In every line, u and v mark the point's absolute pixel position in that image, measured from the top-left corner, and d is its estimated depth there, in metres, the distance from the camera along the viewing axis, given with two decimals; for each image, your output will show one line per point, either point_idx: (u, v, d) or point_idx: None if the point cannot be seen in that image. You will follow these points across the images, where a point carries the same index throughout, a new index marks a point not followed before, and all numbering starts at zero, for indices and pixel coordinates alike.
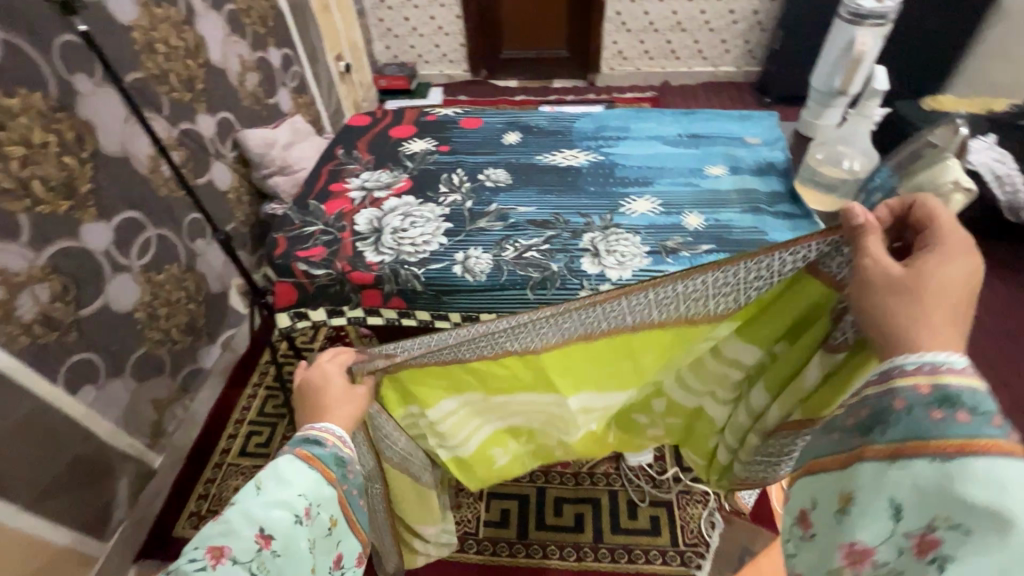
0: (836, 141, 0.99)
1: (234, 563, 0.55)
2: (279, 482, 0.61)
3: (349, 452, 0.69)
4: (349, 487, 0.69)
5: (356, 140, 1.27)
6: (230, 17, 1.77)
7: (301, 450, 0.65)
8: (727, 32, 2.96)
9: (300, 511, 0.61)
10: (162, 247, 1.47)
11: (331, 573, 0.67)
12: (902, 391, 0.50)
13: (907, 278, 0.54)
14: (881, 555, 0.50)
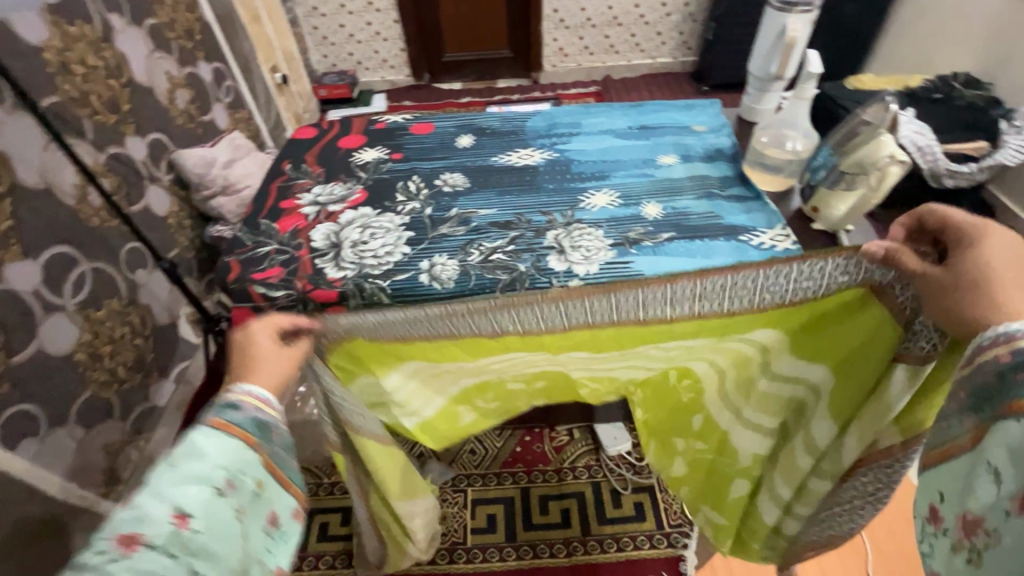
0: (779, 124, 1.00)
1: (149, 550, 0.47)
2: (192, 456, 0.54)
3: (273, 411, 0.62)
4: (278, 447, 0.62)
5: (304, 153, 1.22)
6: (152, 32, 1.67)
7: (213, 419, 0.57)
8: (662, 25, 3.05)
9: (220, 483, 0.54)
10: (99, 282, 1.37)
11: (269, 536, 0.60)
12: (984, 363, 0.50)
13: (955, 280, 0.55)
14: (990, 522, 0.47)
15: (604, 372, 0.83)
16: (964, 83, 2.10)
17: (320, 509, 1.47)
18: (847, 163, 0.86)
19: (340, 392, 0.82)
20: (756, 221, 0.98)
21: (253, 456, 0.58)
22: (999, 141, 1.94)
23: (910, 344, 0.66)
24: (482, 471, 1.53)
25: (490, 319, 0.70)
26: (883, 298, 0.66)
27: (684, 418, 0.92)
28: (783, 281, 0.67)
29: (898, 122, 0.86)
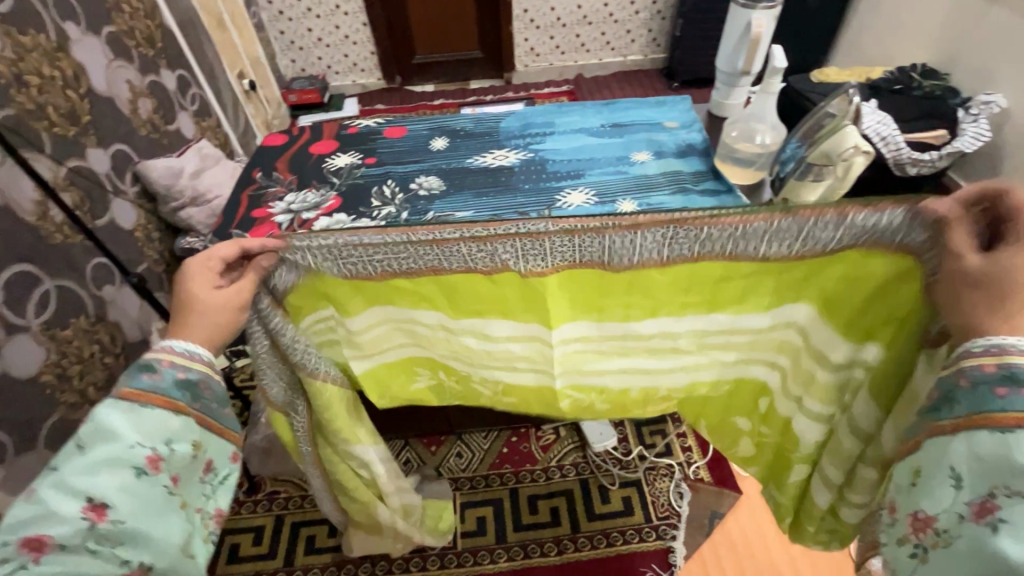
0: (747, 119, 1.02)
1: (65, 549, 0.53)
2: (101, 441, 0.57)
3: (198, 370, 0.64)
4: (207, 403, 0.66)
5: (275, 160, 1.20)
6: (110, 40, 1.62)
7: (124, 389, 0.60)
8: (631, 23, 3.08)
9: (137, 463, 0.58)
10: (64, 301, 1.32)
11: (202, 484, 0.67)
12: (968, 370, 0.53)
13: (985, 274, 0.54)
14: (941, 523, 0.54)
15: (590, 375, 0.86)
16: (922, 74, 2.17)
17: (306, 522, 1.45)
18: (814, 155, 0.88)
19: (290, 334, 0.81)
20: None
21: (173, 422, 0.62)
22: (958, 130, 2.02)
23: (928, 327, 0.65)
24: (470, 474, 1.53)
25: (488, 250, 0.69)
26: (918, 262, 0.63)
27: (729, 404, 0.93)
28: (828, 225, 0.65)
29: (861, 114, 0.89)
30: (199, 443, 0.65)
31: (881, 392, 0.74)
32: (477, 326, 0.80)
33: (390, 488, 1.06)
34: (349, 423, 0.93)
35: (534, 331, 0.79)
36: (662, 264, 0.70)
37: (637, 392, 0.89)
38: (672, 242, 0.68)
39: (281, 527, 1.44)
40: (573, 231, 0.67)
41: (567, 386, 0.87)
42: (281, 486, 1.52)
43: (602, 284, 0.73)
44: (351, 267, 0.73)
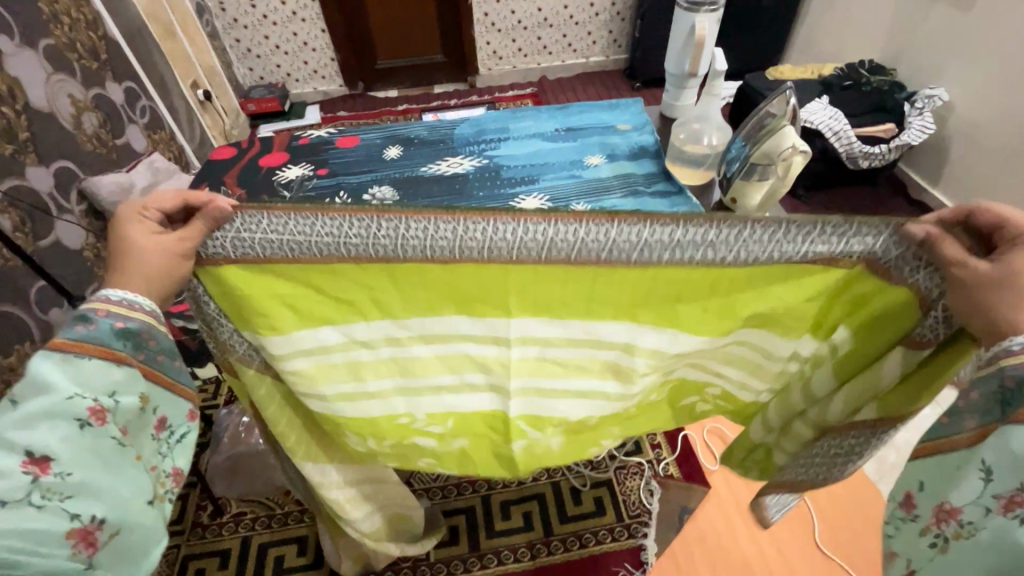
0: (693, 120, 1.04)
1: (7, 506, 0.50)
2: (38, 393, 0.55)
3: (138, 318, 0.63)
4: (153, 354, 0.65)
5: (223, 175, 1.16)
6: (49, 53, 1.56)
7: (57, 339, 0.58)
8: (591, 25, 3.11)
9: (83, 414, 0.56)
10: (6, 326, 1.26)
11: (153, 441, 0.66)
12: (1009, 368, 0.52)
13: (1000, 275, 0.55)
14: (967, 514, 0.53)
15: (549, 383, 0.81)
16: (870, 70, 2.24)
17: (274, 542, 1.41)
18: (756, 155, 0.89)
19: (214, 307, 0.77)
20: (680, 216, 1.01)
21: (117, 373, 0.60)
22: (905, 123, 2.10)
23: (916, 329, 0.67)
24: (441, 484, 1.51)
25: (462, 236, 0.66)
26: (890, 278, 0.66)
27: (670, 398, 0.92)
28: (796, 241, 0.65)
29: (798, 114, 0.91)
30: (147, 397, 0.64)
31: (845, 368, 0.76)
32: (413, 335, 0.78)
33: (355, 513, 1.07)
34: (302, 439, 0.94)
35: (489, 330, 0.76)
36: (634, 266, 0.68)
37: (592, 420, 0.87)
38: (643, 246, 0.66)
39: (248, 549, 1.40)
40: (540, 223, 0.66)
41: (521, 417, 0.84)
42: (248, 507, 1.47)
43: (576, 289, 0.71)
44: (270, 253, 0.68)
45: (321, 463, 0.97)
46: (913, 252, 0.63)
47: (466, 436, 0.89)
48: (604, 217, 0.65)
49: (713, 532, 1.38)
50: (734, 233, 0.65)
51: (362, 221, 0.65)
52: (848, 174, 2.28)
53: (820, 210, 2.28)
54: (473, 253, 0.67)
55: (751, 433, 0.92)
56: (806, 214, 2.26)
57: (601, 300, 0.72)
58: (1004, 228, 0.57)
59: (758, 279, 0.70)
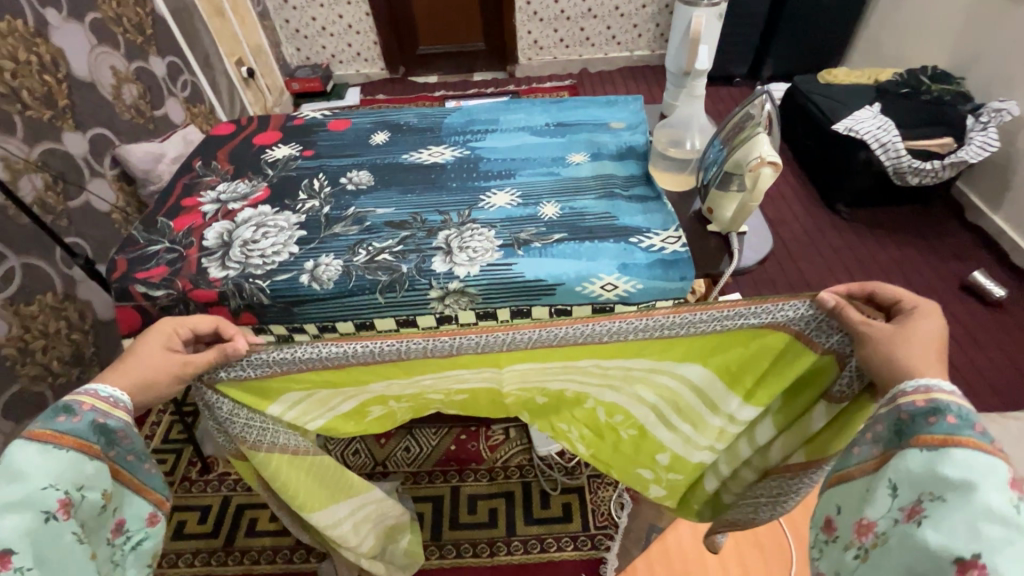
0: (675, 124, 1.02)
1: None
2: (12, 480, 0.56)
3: (117, 416, 0.66)
4: (123, 452, 0.67)
5: (217, 150, 1.21)
6: (95, 26, 1.63)
7: (38, 430, 0.60)
8: (638, 17, 2.99)
9: (54, 506, 0.57)
10: (31, 277, 1.33)
11: (109, 544, 0.67)
12: (902, 404, 0.59)
13: (896, 334, 0.63)
14: (880, 526, 0.57)
15: (537, 383, 0.86)
16: (932, 77, 2.05)
17: (252, 504, 1.48)
18: (728, 164, 0.84)
19: (226, 408, 0.84)
20: (652, 222, 0.96)
21: (88, 467, 0.62)
22: (966, 139, 1.89)
23: (832, 387, 0.75)
24: (414, 470, 1.52)
25: (451, 342, 0.76)
26: (812, 346, 0.73)
27: (635, 452, 0.96)
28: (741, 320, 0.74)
29: (775, 120, 0.85)
30: (111, 493, 0.66)
31: (783, 418, 0.82)
32: (394, 381, 0.84)
33: (356, 541, 1.07)
34: (309, 491, 0.94)
35: (483, 370, 0.82)
36: (608, 338, 0.77)
37: (571, 392, 0.90)
38: (614, 332, 0.76)
39: (226, 507, 1.47)
40: (526, 331, 0.76)
41: (515, 387, 0.88)
42: (232, 469, 1.54)
43: (568, 352, 0.80)
44: (286, 368, 0.79)
45: (328, 505, 0.98)
46: (828, 323, 0.71)
47: (469, 392, 0.90)
48: (580, 321, 0.75)
49: (683, 549, 1.34)
50: (674, 313, 0.75)
51: (371, 345, 0.76)
52: (896, 193, 2.09)
53: (861, 227, 2.09)
54: (472, 347, 0.76)
55: (706, 483, 0.95)
56: (844, 230, 2.08)
57: (573, 355, 0.80)
58: (900, 304, 0.67)
59: (709, 344, 0.78)
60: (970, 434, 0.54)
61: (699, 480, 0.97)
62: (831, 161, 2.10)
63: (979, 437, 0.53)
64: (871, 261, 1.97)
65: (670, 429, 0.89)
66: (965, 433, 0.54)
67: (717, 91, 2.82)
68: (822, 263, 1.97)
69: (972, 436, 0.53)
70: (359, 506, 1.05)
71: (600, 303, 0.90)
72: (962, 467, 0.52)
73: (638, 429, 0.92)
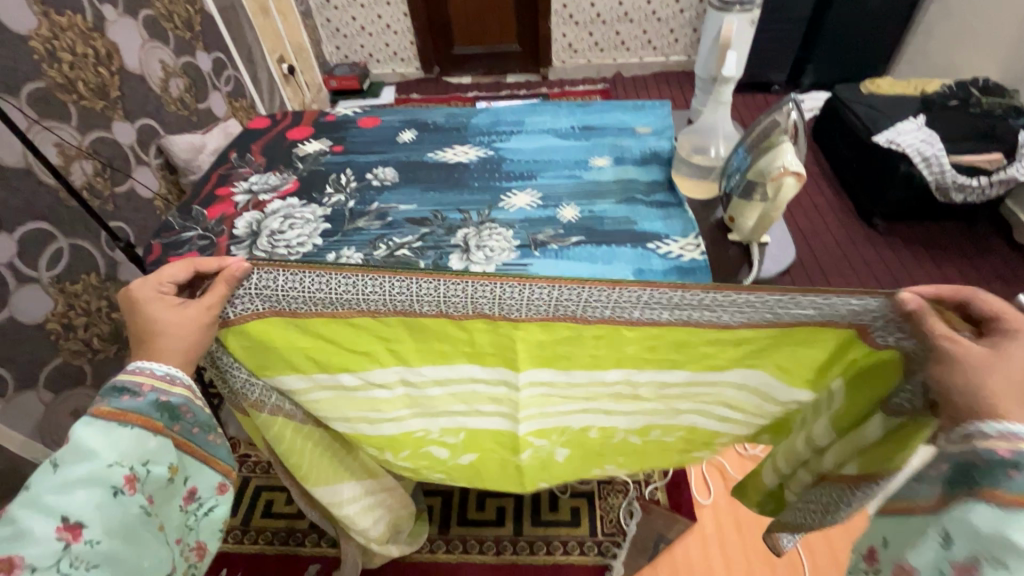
0: (701, 130, 1.01)
1: (36, 571, 0.55)
2: (81, 457, 0.62)
3: (178, 393, 0.72)
4: (188, 426, 0.74)
5: (252, 143, 1.26)
6: (148, 22, 1.71)
7: (102, 409, 0.66)
8: (675, 21, 2.96)
9: (119, 483, 0.63)
10: (77, 258, 1.40)
11: (182, 510, 0.75)
12: (983, 448, 0.56)
13: (991, 357, 0.59)
14: (925, 574, 0.60)
15: (559, 422, 0.95)
16: (983, 90, 1.95)
17: (269, 487, 1.53)
18: (751, 171, 0.84)
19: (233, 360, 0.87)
20: (671, 229, 0.95)
21: (152, 442, 0.68)
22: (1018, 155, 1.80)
23: (891, 398, 0.74)
24: None
25: (465, 293, 0.75)
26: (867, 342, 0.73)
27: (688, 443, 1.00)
28: (794, 309, 0.72)
29: (802, 130, 0.84)
30: (176, 469, 0.72)
31: (843, 419, 0.81)
32: (415, 389, 0.91)
33: (364, 523, 1.11)
34: (316, 465, 1.00)
35: (501, 381, 0.87)
36: (638, 322, 0.77)
37: (596, 434, 0.99)
38: (644, 304, 0.74)
39: (245, 488, 1.53)
40: (544, 286, 0.74)
41: (531, 432, 0.96)
42: (252, 452, 1.60)
43: (596, 337, 0.80)
44: (292, 306, 0.79)
45: (334, 483, 1.03)
46: (898, 325, 0.69)
47: (472, 436, 1.00)
48: (607, 283, 0.72)
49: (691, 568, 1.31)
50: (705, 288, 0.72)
51: (377, 279, 0.75)
52: (936, 208, 2.00)
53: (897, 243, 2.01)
54: (486, 310, 0.77)
55: (766, 476, 1.00)
56: None
57: (586, 343, 0.81)
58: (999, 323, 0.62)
59: (767, 339, 0.77)
60: None
61: (761, 471, 1.02)
62: (869, 175, 2.03)
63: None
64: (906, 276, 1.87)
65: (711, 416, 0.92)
66: None
67: (754, 99, 2.76)
68: None
69: None
70: (366, 488, 1.10)
71: None
72: None
73: (686, 431, 0.97)
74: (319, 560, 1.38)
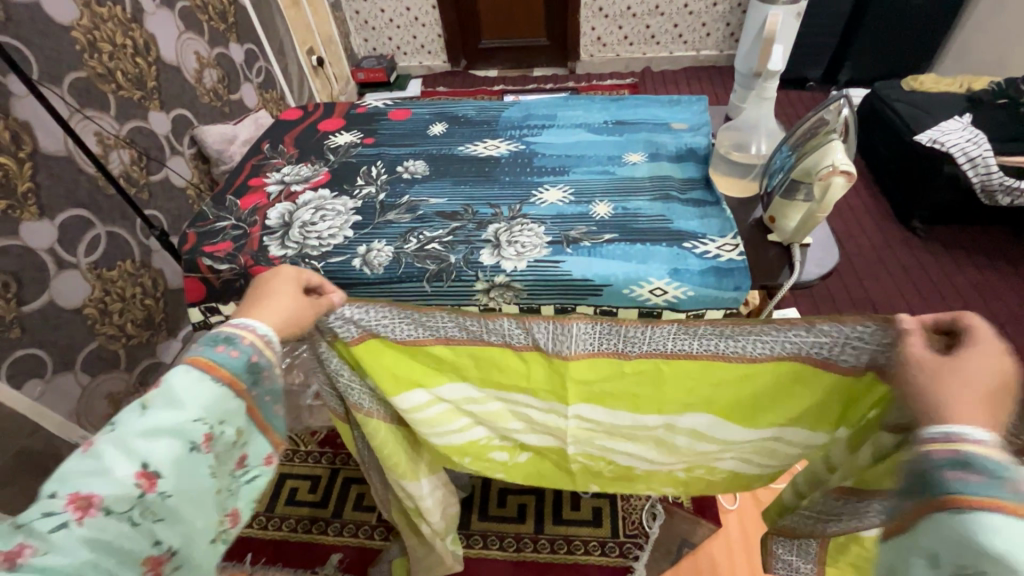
0: (741, 126, 0.97)
1: (109, 514, 0.48)
2: (170, 402, 0.54)
3: (268, 356, 0.62)
4: (263, 393, 0.63)
5: (284, 134, 1.27)
6: (183, 13, 1.73)
7: (198, 357, 0.57)
8: (708, 15, 2.89)
9: (197, 438, 0.55)
10: (113, 245, 1.43)
11: (233, 474, 0.63)
12: (928, 454, 0.47)
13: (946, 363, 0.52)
14: None
15: (603, 451, 0.90)
16: None
17: (293, 474, 1.55)
18: (799, 169, 0.80)
19: (348, 376, 0.88)
20: (708, 228, 0.92)
21: (233, 404, 0.58)
22: None
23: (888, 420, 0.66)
24: None
25: (524, 329, 0.74)
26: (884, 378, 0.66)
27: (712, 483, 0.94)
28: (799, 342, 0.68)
29: (854, 126, 0.80)
30: (244, 431, 0.62)
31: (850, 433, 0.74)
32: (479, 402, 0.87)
33: (436, 517, 1.07)
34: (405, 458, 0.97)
35: (552, 409, 0.84)
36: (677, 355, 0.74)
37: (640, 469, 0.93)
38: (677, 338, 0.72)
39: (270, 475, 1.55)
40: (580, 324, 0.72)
41: (580, 454, 0.92)
42: None
43: (643, 375, 0.77)
44: (393, 334, 0.79)
45: (417, 477, 1.00)
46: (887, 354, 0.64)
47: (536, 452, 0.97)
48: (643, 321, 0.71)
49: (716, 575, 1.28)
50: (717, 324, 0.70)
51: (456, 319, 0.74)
52: (982, 212, 1.91)
53: (937, 247, 1.93)
54: (543, 344, 0.75)
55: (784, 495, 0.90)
56: (924, 249, 1.92)
57: (628, 383, 0.78)
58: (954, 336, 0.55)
59: (804, 392, 0.73)
60: (1002, 496, 0.43)
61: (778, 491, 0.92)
62: (908, 175, 1.95)
63: (996, 495, 0.43)
64: (948, 285, 1.80)
65: (745, 459, 0.86)
66: (997, 495, 0.43)
67: (788, 95, 2.68)
68: (891, 283, 1.82)
69: (1006, 499, 0.43)
70: (442, 478, 1.07)
71: (647, 308, 0.87)
72: (1003, 540, 0.41)
73: (731, 473, 0.91)
74: (342, 548, 1.39)
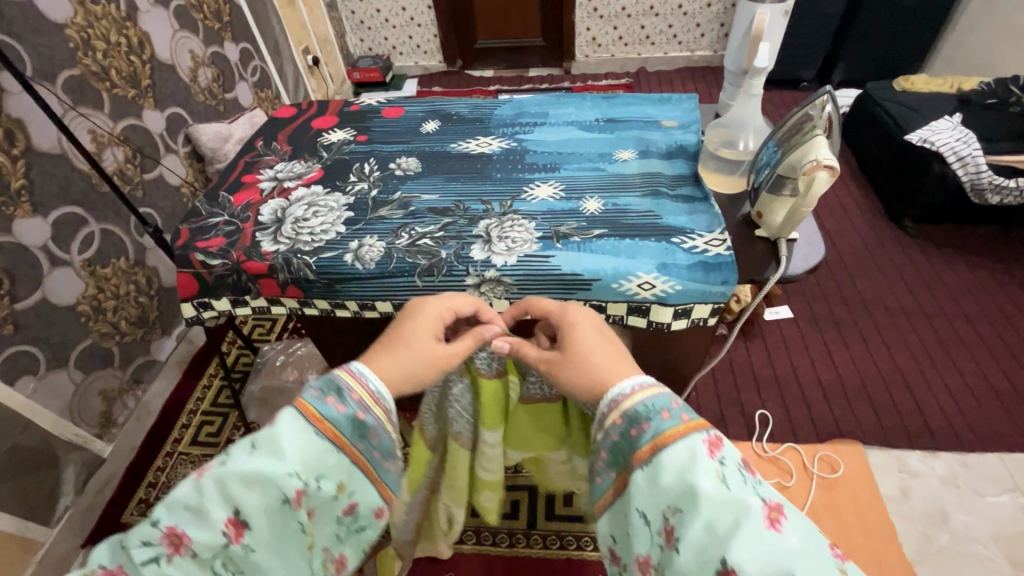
0: (730, 123, 0.99)
1: (194, 557, 0.45)
2: (274, 449, 0.49)
3: (376, 413, 0.57)
4: (370, 449, 0.56)
5: (278, 132, 1.28)
6: (178, 12, 1.73)
7: (305, 402, 0.53)
8: (702, 16, 2.91)
9: (290, 493, 0.48)
10: (107, 242, 1.43)
11: (337, 523, 0.55)
12: (610, 424, 0.55)
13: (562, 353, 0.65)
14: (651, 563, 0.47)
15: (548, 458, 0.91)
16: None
17: None
18: (784, 166, 0.82)
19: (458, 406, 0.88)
20: (697, 224, 0.93)
21: (332, 458, 0.52)
22: None
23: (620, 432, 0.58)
24: None
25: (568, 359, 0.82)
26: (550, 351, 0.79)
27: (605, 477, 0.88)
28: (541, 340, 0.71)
29: (838, 123, 0.82)
30: (347, 485, 0.54)
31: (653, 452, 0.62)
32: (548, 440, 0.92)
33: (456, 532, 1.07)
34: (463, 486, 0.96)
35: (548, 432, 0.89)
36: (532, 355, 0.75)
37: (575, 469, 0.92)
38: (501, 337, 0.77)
39: None
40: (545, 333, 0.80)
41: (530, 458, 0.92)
42: None
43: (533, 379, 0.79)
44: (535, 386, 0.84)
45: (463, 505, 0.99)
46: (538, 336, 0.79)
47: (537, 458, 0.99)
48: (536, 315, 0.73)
49: None
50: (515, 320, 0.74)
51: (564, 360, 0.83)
52: (973, 211, 1.93)
53: (927, 246, 1.94)
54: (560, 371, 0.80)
55: None
56: (910, 248, 1.94)
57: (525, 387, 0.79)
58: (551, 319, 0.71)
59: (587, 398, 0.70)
60: (666, 424, 0.50)
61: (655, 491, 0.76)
62: (899, 174, 1.97)
63: (666, 424, 0.50)
64: (938, 285, 1.81)
65: None
66: (665, 427, 0.50)
67: (781, 96, 2.69)
68: (883, 282, 1.83)
69: (671, 427, 0.49)
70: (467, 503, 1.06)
71: (636, 302, 0.89)
72: (674, 471, 0.47)
73: None
74: None
